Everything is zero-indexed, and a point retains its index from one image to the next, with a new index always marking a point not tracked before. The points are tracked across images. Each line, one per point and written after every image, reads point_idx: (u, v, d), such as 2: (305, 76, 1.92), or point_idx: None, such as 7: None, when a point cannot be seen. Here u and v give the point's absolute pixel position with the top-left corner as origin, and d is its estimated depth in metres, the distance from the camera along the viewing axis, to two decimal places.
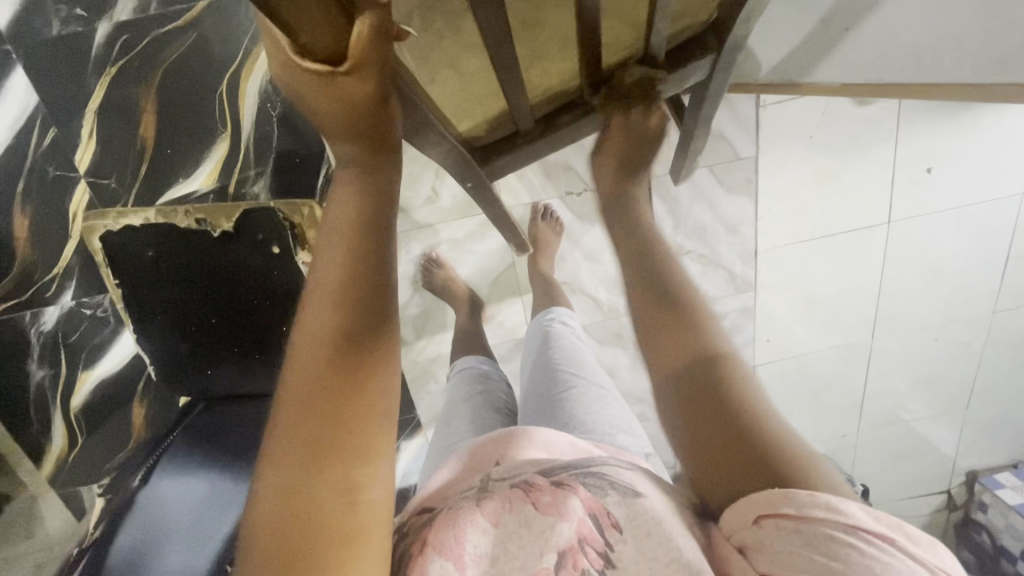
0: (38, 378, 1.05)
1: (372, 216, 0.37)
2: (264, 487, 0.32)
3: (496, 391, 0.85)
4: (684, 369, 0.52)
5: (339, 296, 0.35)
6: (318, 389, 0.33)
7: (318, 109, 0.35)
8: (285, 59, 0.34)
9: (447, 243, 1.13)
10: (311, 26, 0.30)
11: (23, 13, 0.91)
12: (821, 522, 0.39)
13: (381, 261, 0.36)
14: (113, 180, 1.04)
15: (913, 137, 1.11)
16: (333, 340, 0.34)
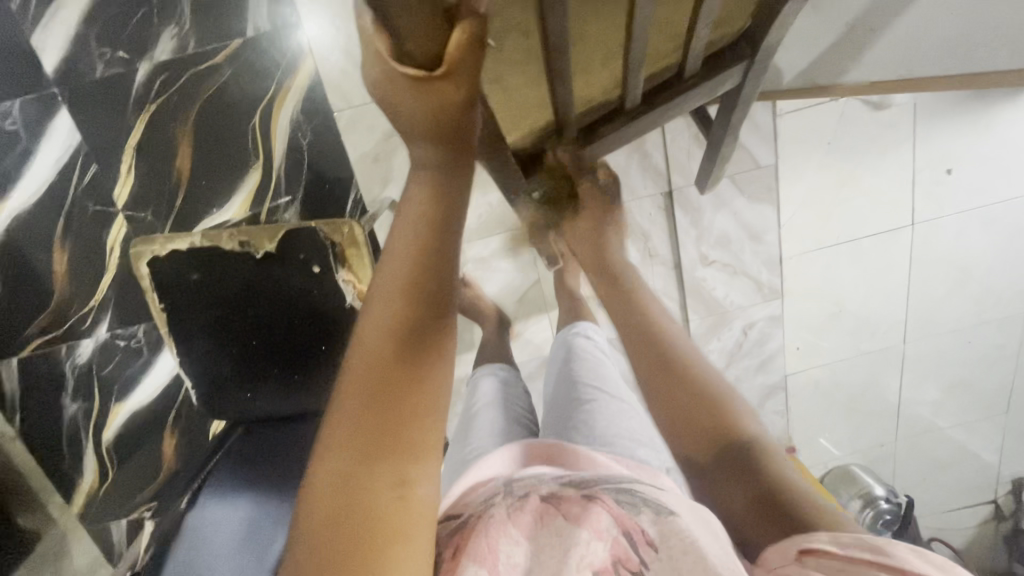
0: (72, 411, 1.11)
1: (445, 207, 0.34)
2: (317, 479, 0.31)
3: (517, 400, 0.84)
4: (689, 423, 0.55)
5: (407, 285, 0.33)
6: (378, 382, 0.31)
7: (399, 111, 0.31)
8: (378, 64, 0.30)
9: (474, 262, 1.14)
10: (411, 29, 0.28)
11: (71, 57, 0.96)
12: (867, 561, 0.39)
13: (453, 252, 0.34)
14: (150, 213, 1.06)
15: (932, 139, 1.12)
16: (402, 329, 0.32)
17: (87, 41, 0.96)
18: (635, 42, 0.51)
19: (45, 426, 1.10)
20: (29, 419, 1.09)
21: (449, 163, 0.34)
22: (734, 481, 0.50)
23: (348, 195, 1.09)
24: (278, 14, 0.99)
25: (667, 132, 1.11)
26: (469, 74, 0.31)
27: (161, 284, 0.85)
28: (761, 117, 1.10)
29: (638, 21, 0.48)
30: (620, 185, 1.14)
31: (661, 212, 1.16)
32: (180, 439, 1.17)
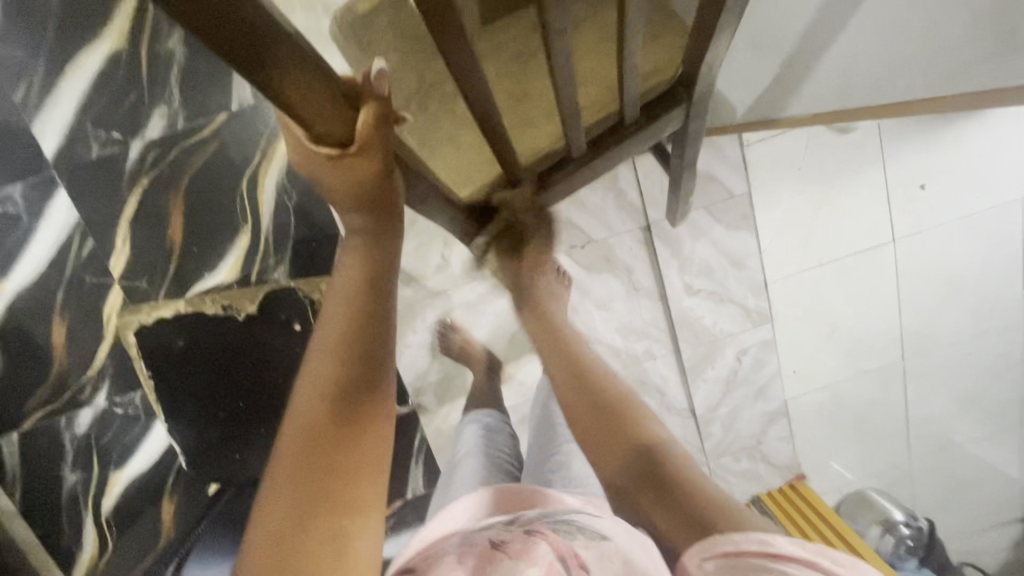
0: (71, 482, 1.05)
1: (376, 274, 0.39)
2: (258, 530, 0.34)
3: (503, 445, 0.85)
4: (602, 429, 0.65)
5: (340, 350, 0.37)
6: (313, 436, 0.35)
7: (329, 187, 0.39)
8: (302, 147, 0.37)
9: (461, 307, 1.16)
10: (322, 117, 0.34)
11: (68, 141, 1.01)
12: (753, 554, 0.45)
13: (382, 318, 0.39)
14: (144, 281, 1.10)
15: (899, 157, 1.15)
16: (334, 392, 0.36)
17: (85, 125, 1.02)
18: (564, 97, 0.54)
19: (38, 502, 1.01)
20: (25, 502, 1.00)
21: (376, 226, 0.41)
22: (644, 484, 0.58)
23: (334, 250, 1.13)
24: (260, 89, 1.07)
25: (640, 170, 1.14)
26: (379, 150, 0.38)
27: None
28: (729, 149, 1.14)
29: (558, 65, 0.50)
30: (599, 224, 1.16)
31: (641, 246, 1.19)
32: (177, 505, 1.19)
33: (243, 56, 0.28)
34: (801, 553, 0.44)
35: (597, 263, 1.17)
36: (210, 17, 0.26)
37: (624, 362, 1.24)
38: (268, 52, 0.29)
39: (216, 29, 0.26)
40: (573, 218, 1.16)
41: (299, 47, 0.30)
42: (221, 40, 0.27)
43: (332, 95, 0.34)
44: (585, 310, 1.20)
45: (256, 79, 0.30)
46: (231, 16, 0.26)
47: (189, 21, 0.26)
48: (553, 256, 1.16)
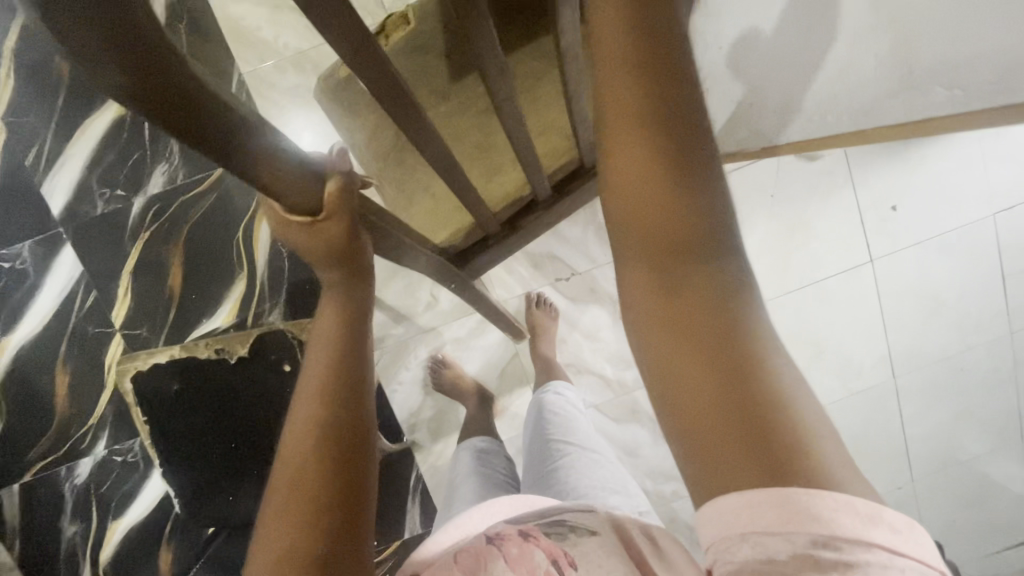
0: (71, 531, 1.14)
1: (352, 324, 0.46)
2: (255, 557, 0.38)
3: (498, 466, 0.86)
4: (667, 320, 0.39)
5: (321, 392, 0.43)
6: (304, 470, 0.40)
7: (304, 251, 0.44)
8: (278, 218, 0.42)
9: (451, 342, 1.19)
10: (295, 191, 0.39)
11: (75, 200, 1.09)
12: (805, 524, 0.31)
13: (357, 360, 0.45)
14: (144, 329, 1.13)
15: (868, 182, 1.20)
16: (318, 427, 0.42)
17: (91, 185, 1.09)
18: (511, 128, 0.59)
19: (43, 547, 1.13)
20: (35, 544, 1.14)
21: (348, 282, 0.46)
22: (710, 407, 0.36)
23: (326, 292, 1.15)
24: None
25: None
26: (343, 214, 0.42)
27: (150, 399, 1.13)
28: None
29: (507, 115, 0.56)
30: (582, 256, 1.18)
31: None
32: (174, 552, 1.15)
33: (212, 146, 0.32)
34: (855, 516, 0.32)
35: (583, 294, 1.19)
36: (187, 120, 0.30)
37: (614, 392, 1.21)
38: (238, 144, 0.33)
39: (193, 129, 0.31)
40: (557, 252, 1.18)
41: (263, 133, 0.35)
42: (197, 137, 0.31)
43: (302, 171, 0.39)
44: (574, 341, 1.20)
45: (230, 164, 0.34)
46: (205, 116, 0.30)
47: (169, 125, 0.30)
48: (539, 288, 1.19)
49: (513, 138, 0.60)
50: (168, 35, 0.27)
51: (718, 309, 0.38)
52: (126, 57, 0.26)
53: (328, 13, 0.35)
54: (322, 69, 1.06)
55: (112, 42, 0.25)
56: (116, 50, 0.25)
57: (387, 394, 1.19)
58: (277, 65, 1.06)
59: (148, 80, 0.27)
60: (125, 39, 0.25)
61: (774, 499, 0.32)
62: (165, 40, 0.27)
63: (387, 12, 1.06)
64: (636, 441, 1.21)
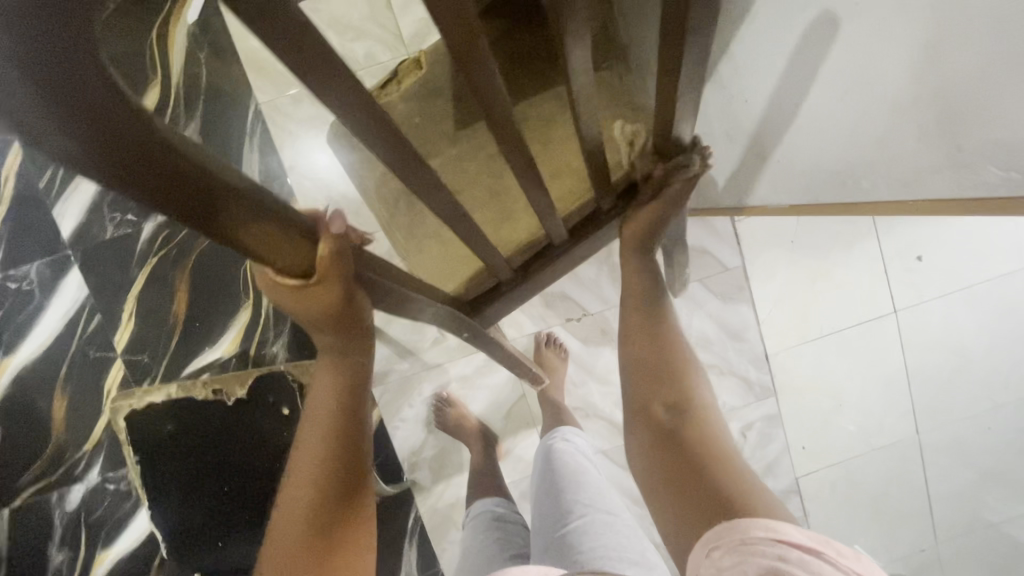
0: (56, 561, 1.13)
1: (351, 392, 0.42)
2: None
3: (514, 535, 0.81)
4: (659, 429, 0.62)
5: (316, 465, 0.39)
6: (293, 559, 0.38)
7: (294, 311, 0.39)
8: (265, 277, 0.38)
9: (457, 380, 1.15)
10: (284, 252, 0.34)
11: (85, 223, 1.08)
12: (758, 541, 0.48)
13: (357, 426, 0.41)
14: (146, 355, 1.11)
15: (893, 231, 1.16)
16: (314, 505, 0.39)
17: (102, 208, 1.08)
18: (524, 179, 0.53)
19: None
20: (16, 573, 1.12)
21: (344, 343, 0.41)
22: (684, 482, 0.58)
23: None
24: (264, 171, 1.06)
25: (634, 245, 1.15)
26: (339, 276, 0.37)
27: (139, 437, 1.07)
28: (720, 222, 1.17)
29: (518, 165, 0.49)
30: (594, 297, 1.15)
31: None
32: None
33: (192, 208, 0.28)
34: (806, 538, 0.47)
35: (594, 335, 1.15)
36: (159, 184, 0.26)
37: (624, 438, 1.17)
38: (220, 206, 0.29)
39: (167, 194, 0.27)
40: (569, 291, 1.15)
41: (252, 195, 0.30)
42: (172, 203, 0.27)
43: (290, 234, 0.34)
44: (583, 383, 1.16)
45: (208, 227, 0.30)
46: (184, 180, 0.27)
47: (138, 192, 0.26)
48: (549, 328, 1.15)
49: (526, 187, 0.54)
50: (139, 98, 0.23)
51: (691, 424, 0.61)
52: (81, 128, 0.22)
53: (316, 61, 0.29)
54: None
55: (64, 113, 0.21)
56: (68, 120, 0.21)
57: (389, 432, 1.15)
58: (294, 96, 1.06)
59: (111, 148, 0.23)
60: (80, 105, 0.21)
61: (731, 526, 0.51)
62: (133, 105, 0.23)
63: (406, 48, 1.06)
64: None
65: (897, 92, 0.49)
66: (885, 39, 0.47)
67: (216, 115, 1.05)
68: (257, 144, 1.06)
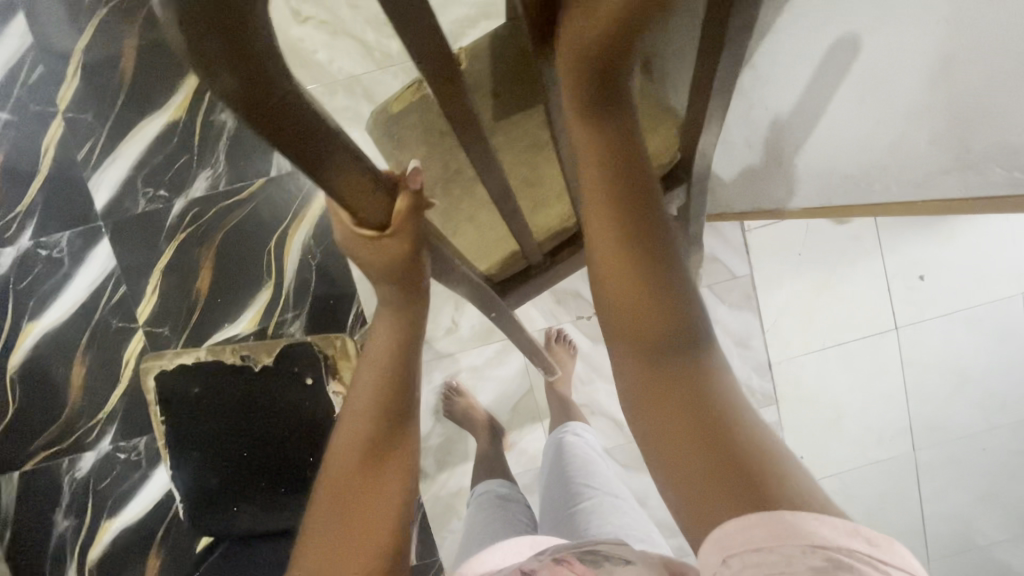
0: (63, 527, 1.18)
1: (402, 340, 0.46)
2: (301, 562, 0.42)
3: (518, 514, 0.83)
4: (650, 386, 0.44)
5: (370, 402, 0.44)
6: (346, 485, 0.43)
7: (363, 263, 0.43)
8: (343, 228, 0.41)
9: (467, 371, 1.18)
10: (368, 206, 0.38)
11: (119, 196, 1.12)
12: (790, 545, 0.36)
13: (407, 375, 0.45)
14: (166, 328, 1.14)
15: (897, 250, 1.20)
16: (367, 440, 0.44)
17: (136, 183, 1.12)
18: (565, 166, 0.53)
19: (37, 539, 1.18)
20: (27, 532, 1.18)
21: (401, 299, 0.45)
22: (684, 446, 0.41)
23: (350, 306, 1.14)
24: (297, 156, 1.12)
25: None
26: (410, 232, 0.41)
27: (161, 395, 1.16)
28: (731, 232, 1.21)
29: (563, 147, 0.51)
30: None
31: None
32: (162, 560, 1.18)
33: (301, 154, 0.31)
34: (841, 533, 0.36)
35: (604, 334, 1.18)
36: (288, 131, 0.29)
37: (627, 437, 1.19)
38: (324, 154, 0.31)
39: (292, 144, 0.30)
40: (581, 290, 1.18)
41: (351, 146, 0.33)
42: (290, 145, 0.30)
43: (376, 192, 0.37)
44: (589, 382, 1.19)
45: (318, 179, 0.33)
46: (301, 123, 0.29)
47: (272, 138, 0.29)
48: (560, 324, 1.18)
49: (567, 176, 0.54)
50: (275, 47, 0.25)
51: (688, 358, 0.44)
52: (240, 69, 0.25)
53: (408, 16, 0.32)
54: (372, 94, 1.10)
55: (221, 44, 0.23)
56: (232, 61, 0.24)
57: None
58: (329, 87, 1.10)
59: (250, 89, 0.26)
60: (232, 44, 0.24)
61: (767, 523, 0.36)
62: (270, 43, 0.25)
63: None
64: (644, 490, 1.19)
65: (917, 102, 0.54)
66: (900, 55, 0.51)
67: None
68: None
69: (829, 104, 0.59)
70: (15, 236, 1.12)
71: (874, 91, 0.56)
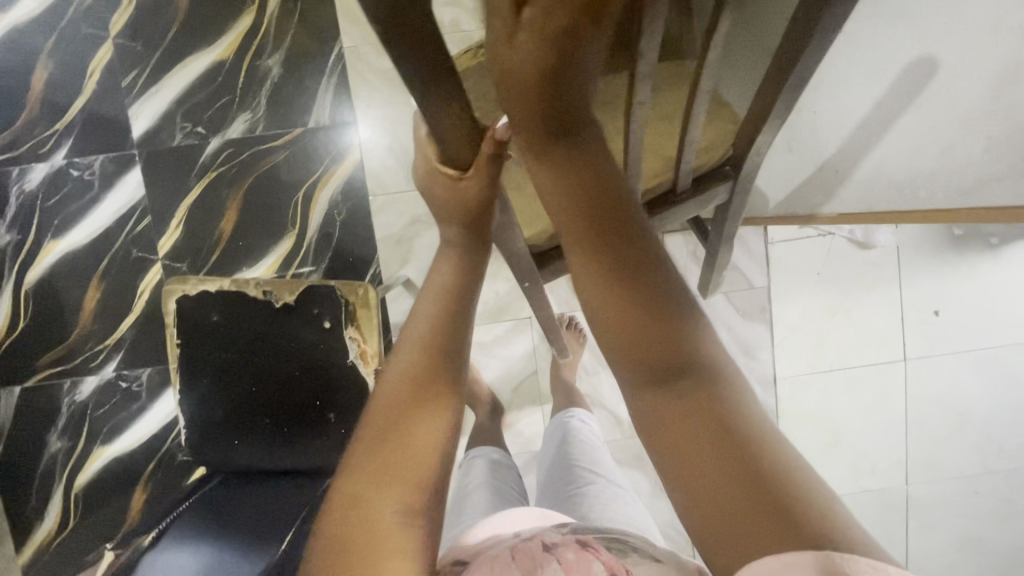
0: (55, 448, 1.18)
1: (461, 282, 0.52)
2: (340, 489, 0.44)
3: (511, 481, 0.83)
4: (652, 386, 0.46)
5: (425, 336, 0.49)
6: (394, 411, 0.46)
7: (441, 197, 0.52)
8: (432, 166, 0.50)
9: (475, 345, 1.19)
10: (457, 145, 0.46)
11: (157, 127, 1.13)
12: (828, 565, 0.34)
13: (460, 317, 0.51)
14: (185, 264, 1.15)
15: (916, 282, 1.20)
16: (418, 371, 0.48)
17: (175, 117, 1.13)
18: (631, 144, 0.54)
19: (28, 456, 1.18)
20: (20, 449, 1.19)
21: (467, 242, 0.53)
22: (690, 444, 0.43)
23: (368, 268, 1.15)
24: (337, 114, 1.13)
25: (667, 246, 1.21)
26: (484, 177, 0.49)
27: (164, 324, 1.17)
28: (753, 243, 1.21)
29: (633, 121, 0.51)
30: None
31: None
32: (148, 494, 1.18)
33: (427, 85, 0.36)
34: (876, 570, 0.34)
35: None
36: (414, 41, 0.33)
37: (623, 432, 1.19)
38: (445, 90, 0.38)
39: (423, 72, 0.35)
40: None
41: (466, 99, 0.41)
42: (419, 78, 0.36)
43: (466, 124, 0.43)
44: (595, 373, 1.19)
45: (433, 115, 0.40)
46: (435, 67, 0.36)
47: (400, 49, 0.33)
48: (573, 312, 1.18)
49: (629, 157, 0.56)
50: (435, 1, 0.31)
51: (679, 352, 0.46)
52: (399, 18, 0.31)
53: None
54: None
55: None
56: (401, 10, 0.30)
57: None
58: (378, 46, 1.11)
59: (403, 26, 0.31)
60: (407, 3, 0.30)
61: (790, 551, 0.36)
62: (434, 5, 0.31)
63: (490, 23, 1.11)
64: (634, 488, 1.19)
65: (975, 103, 0.53)
66: (969, 65, 0.52)
67: (300, 51, 1.11)
68: (333, 85, 1.12)
69: (889, 125, 0.59)
70: (49, 153, 1.13)
71: (934, 106, 0.56)
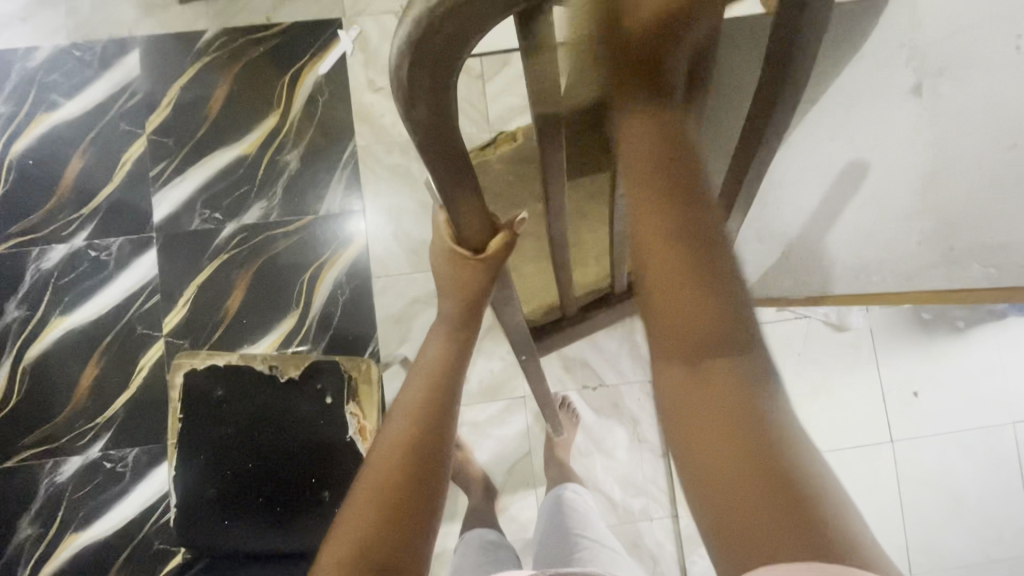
0: (25, 534, 1.13)
1: (452, 358, 0.53)
2: (331, 548, 0.46)
3: (507, 561, 0.81)
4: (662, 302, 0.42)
5: (416, 409, 0.50)
6: (384, 481, 0.47)
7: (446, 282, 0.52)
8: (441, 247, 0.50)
9: (469, 425, 1.19)
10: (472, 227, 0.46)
11: (177, 214, 1.21)
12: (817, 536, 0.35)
13: (449, 388, 0.52)
14: (187, 341, 1.18)
15: (893, 363, 1.26)
16: (408, 444, 0.48)
17: (195, 204, 1.21)
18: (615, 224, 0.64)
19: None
20: None
21: (458, 322, 0.53)
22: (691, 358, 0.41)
23: (367, 346, 1.19)
24: (345, 204, 1.22)
25: None
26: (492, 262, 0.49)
27: (157, 400, 1.17)
28: None
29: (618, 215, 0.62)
30: (613, 369, 1.20)
31: None
32: None
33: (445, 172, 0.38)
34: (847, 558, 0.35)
35: (608, 408, 1.20)
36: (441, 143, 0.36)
37: (619, 516, 1.16)
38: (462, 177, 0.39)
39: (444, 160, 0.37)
40: (589, 359, 1.21)
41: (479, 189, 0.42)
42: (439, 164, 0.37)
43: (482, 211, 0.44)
44: (588, 454, 1.19)
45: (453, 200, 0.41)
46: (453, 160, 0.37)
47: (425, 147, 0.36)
48: (566, 391, 1.20)
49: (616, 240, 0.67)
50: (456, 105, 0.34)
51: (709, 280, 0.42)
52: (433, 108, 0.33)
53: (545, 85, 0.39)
54: None
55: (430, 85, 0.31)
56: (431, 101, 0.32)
57: None
58: (387, 145, 1.23)
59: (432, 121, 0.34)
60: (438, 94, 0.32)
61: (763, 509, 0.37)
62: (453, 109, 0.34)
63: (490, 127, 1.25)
64: None
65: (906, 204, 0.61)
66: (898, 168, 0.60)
67: (317, 148, 1.23)
68: (345, 178, 1.23)
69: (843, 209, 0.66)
70: (70, 235, 1.20)
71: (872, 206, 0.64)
